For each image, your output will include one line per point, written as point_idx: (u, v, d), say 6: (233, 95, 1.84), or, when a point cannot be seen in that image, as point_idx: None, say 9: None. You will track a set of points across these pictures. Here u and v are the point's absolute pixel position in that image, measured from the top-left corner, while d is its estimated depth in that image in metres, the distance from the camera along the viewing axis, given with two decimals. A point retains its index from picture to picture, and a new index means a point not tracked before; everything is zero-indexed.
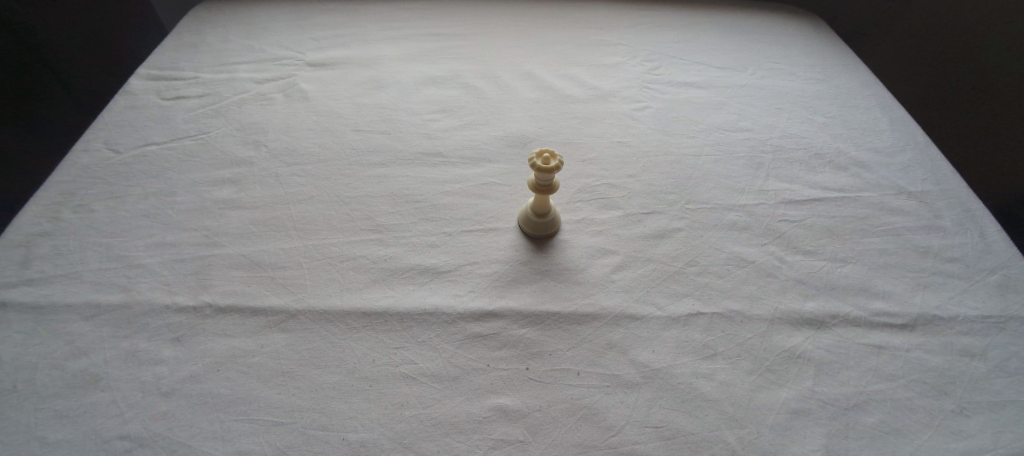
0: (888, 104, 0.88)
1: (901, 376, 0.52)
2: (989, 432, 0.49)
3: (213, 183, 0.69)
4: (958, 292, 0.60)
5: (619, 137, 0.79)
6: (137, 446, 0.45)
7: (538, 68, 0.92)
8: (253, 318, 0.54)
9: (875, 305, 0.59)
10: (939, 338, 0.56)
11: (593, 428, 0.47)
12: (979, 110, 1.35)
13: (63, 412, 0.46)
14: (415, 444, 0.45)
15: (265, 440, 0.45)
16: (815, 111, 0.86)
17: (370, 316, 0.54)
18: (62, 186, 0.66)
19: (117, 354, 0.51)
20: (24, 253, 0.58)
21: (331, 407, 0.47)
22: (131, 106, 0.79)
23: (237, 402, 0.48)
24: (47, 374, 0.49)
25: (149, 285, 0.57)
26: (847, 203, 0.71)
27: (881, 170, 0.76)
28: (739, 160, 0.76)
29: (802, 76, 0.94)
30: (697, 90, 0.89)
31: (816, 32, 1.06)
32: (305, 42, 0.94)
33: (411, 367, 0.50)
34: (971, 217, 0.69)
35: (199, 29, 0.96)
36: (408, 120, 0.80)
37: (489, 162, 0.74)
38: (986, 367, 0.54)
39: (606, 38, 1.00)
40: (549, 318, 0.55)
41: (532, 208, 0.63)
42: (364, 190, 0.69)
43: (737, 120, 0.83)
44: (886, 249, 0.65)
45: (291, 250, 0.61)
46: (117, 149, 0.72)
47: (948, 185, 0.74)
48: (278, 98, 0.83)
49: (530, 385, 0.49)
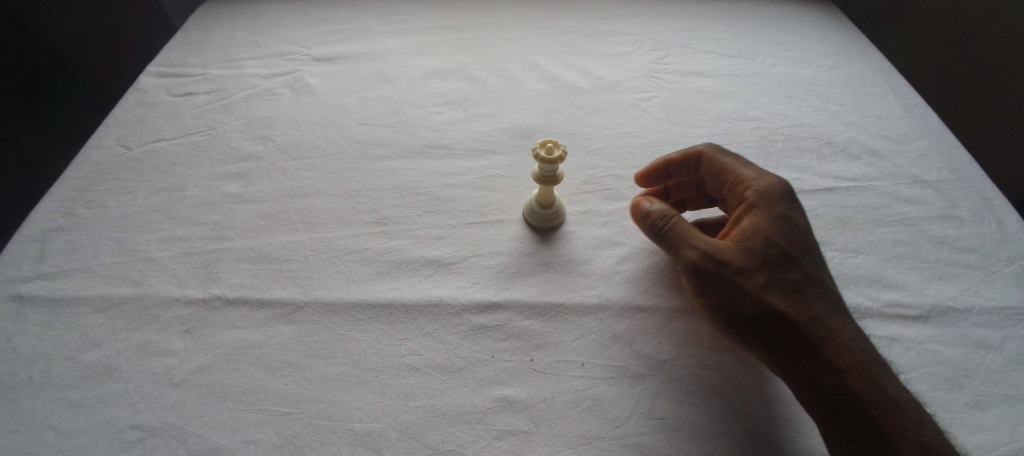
0: (904, 91, 0.86)
1: (914, 369, 0.51)
2: (1004, 425, 0.48)
3: (222, 178, 0.70)
4: (974, 283, 0.59)
5: (626, 127, 0.78)
6: (149, 435, 0.46)
7: (545, 59, 0.91)
8: (261, 310, 0.55)
9: (887, 295, 0.57)
10: (953, 330, 0.55)
11: (598, 420, 0.47)
12: (1004, 110, 1.24)
13: (78, 403, 0.48)
14: (420, 435, 0.46)
15: (274, 430, 0.46)
16: (827, 99, 0.84)
17: (376, 307, 0.55)
18: (74, 182, 0.67)
19: (129, 346, 0.52)
20: (40, 248, 0.59)
21: (339, 398, 0.48)
22: (141, 103, 0.80)
23: (247, 392, 0.49)
24: (62, 364, 0.50)
25: (160, 278, 0.58)
26: (859, 192, 0.69)
27: (894, 159, 0.74)
28: (748, 150, 0.75)
29: (814, 63, 0.92)
30: (706, 80, 0.87)
31: (828, 18, 1.04)
32: (312, 38, 0.94)
33: (416, 359, 0.51)
34: (988, 206, 0.67)
35: (207, 26, 0.97)
36: (414, 113, 0.80)
37: (494, 154, 0.74)
38: (1002, 360, 0.53)
39: (613, 28, 0.98)
40: (554, 310, 0.55)
41: (537, 199, 0.63)
42: (370, 184, 0.69)
43: (747, 109, 0.82)
44: (900, 239, 0.64)
45: (298, 243, 0.61)
46: (128, 145, 0.73)
47: (965, 173, 0.72)
48: (284, 93, 0.83)
49: (535, 376, 0.50)
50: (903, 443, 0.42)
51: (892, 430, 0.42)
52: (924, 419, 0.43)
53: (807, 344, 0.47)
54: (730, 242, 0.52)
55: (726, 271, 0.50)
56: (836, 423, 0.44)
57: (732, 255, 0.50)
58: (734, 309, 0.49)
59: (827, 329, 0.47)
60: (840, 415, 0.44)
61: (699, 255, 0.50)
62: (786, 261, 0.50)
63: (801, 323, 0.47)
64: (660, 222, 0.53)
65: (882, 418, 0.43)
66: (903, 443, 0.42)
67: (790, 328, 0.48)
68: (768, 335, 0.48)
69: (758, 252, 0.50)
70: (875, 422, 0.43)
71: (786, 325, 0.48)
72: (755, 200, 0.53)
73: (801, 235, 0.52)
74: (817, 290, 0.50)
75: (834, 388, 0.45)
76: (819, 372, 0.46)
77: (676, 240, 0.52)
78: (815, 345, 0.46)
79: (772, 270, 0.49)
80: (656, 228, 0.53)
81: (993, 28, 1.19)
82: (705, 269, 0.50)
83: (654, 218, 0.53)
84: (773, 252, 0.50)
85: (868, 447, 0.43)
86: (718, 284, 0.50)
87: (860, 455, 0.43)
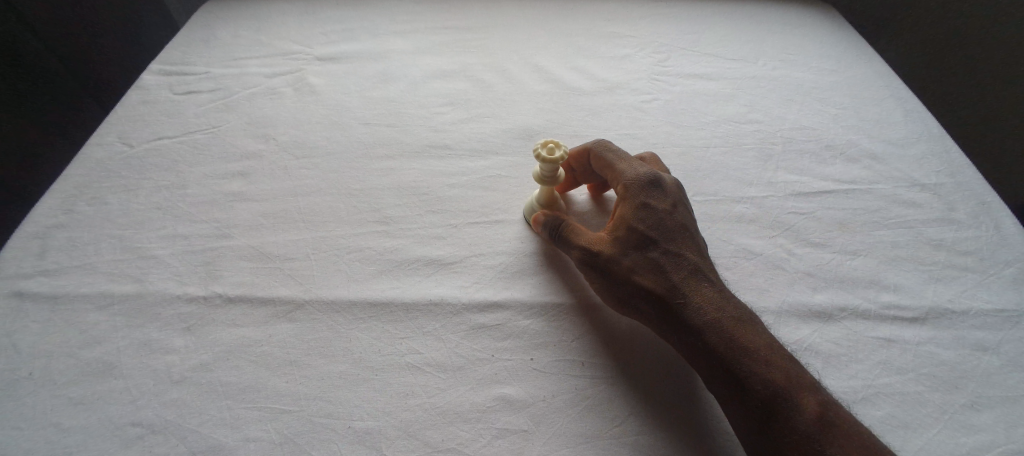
0: (903, 95, 0.87)
1: (911, 370, 0.52)
2: (1001, 426, 0.48)
3: (224, 176, 0.70)
4: (972, 286, 0.59)
5: (627, 129, 0.78)
6: (149, 432, 0.46)
7: (548, 61, 0.92)
8: (261, 308, 0.55)
9: (885, 297, 0.58)
10: (951, 332, 0.55)
11: (597, 420, 0.47)
12: (1007, 110, 1.26)
13: (78, 399, 0.48)
14: (420, 433, 0.46)
15: (274, 428, 0.46)
16: (827, 102, 0.85)
17: (377, 306, 0.55)
18: (76, 180, 0.67)
19: (130, 343, 0.52)
20: (41, 245, 0.60)
21: (339, 396, 0.48)
22: (144, 101, 0.80)
23: (248, 390, 0.49)
24: (62, 361, 0.50)
25: (161, 275, 0.58)
26: (858, 195, 0.70)
27: (893, 162, 0.75)
28: (748, 152, 0.75)
29: (814, 67, 0.92)
30: (707, 82, 0.88)
31: (828, 22, 1.04)
32: (315, 37, 0.95)
33: (416, 358, 0.51)
34: (986, 209, 0.68)
35: (211, 25, 0.97)
36: (416, 112, 0.80)
37: (495, 154, 0.74)
38: (998, 362, 0.53)
39: (614, 30, 0.99)
40: (554, 310, 0.55)
41: (539, 200, 0.63)
42: (372, 183, 0.69)
43: (747, 112, 0.82)
44: (899, 241, 0.64)
45: (299, 242, 0.62)
46: (130, 143, 0.73)
47: (963, 177, 0.72)
48: (287, 92, 0.83)
49: (535, 375, 0.50)
50: (761, 389, 0.45)
51: (750, 380, 0.45)
52: (782, 366, 0.46)
53: (669, 315, 0.50)
54: (603, 233, 0.56)
55: (598, 263, 0.54)
56: (709, 381, 0.47)
57: (604, 247, 0.54)
58: (611, 296, 0.54)
59: (686, 295, 0.50)
60: (706, 373, 0.47)
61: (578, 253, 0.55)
62: (646, 242, 0.53)
63: (661, 296, 0.50)
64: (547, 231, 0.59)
65: (740, 369, 0.46)
66: (757, 387, 0.45)
67: (655, 302, 0.51)
68: (640, 312, 0.52)
69: (624, 238, 0.54)
70: (737, 374, 0.46)
71: (651, 302, 0.51)
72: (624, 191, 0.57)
73: (665, 214, 0.55)
74: (679, 261, 0.52)
75: (698, 352, 0.48)
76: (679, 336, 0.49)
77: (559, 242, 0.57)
78: (677, 313, 0.49)
79: (635, 253, 0.53)
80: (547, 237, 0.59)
81: (985, 29, 1.22)
82: (584, 264, 0.55)
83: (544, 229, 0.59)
84: (634, 236, 0.54)
85: (734, 399, 0.46)
86: (594, 276, 0.55)
87: (730, 405, 0.46)
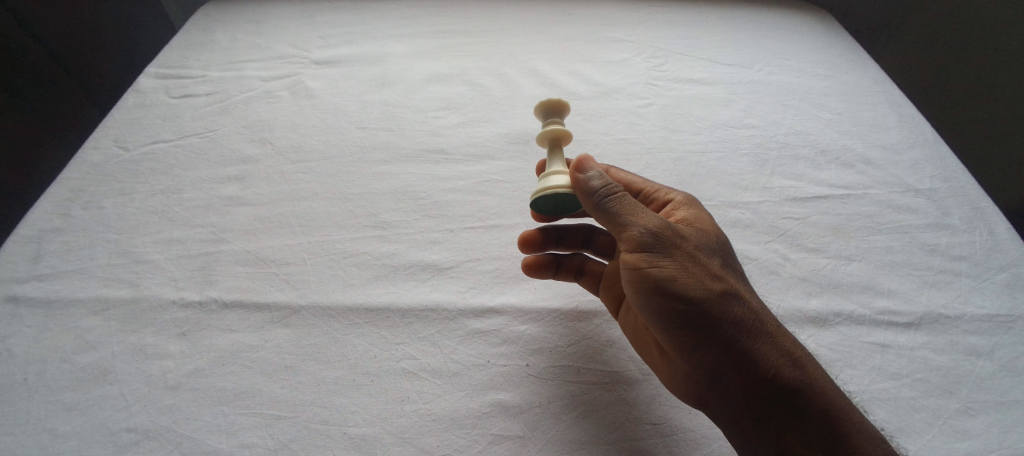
0: (897, 100, 0.87)
1: (905, 376, 0.52)
2: (995, 432, 0.49)
3: (220, 180, 0.70)
4: (966, 291, 0.60)
5: (623, 134, 0.78)
6: (144, 438, 0.46)
7: (544, 65, 0.92)
8: (257, 313, 0.55)
9: (880, 303, 0.58)
10: (945, 337, 0.55)
11: (593, 425, 0.48)
12: (1007, 115, 1.24)
13: (73, 405, 0.48)
14: (415, 439, 0.46)
15: (268, 434, 0.46)
16: (823, 108, 0.85)
17: (373, 311, 0.55)
18: (71, 183, 0.67)
19: (125, 348, 0.52)
20: (36, 249, 0.59)
21: (335, 401, 0.48)
22: (140, 104, 0.80)
23: (243, 395, 0.49)
24: (58, 367, 0.50)
25: (157, 280, 0.58)
26: (853, 200, 0.70)
27: (887, 167, 0.75)
28: (743, 157, 0.76)
29: (810, 72, 0.93)
30: (703, 87, 0.88)
31: (823, 28, 1.05)
32: (312, 41, 0.95)
33: (413, 363, 0.51)
34: (979, 214, 0.68)
35: (208, 28, 0.97)
36: (413, 117, 0.80)
37: (492, 159, 0.74)
38: (992, 367, 0.53)
39: (611, 35, 0.99)
40: (549, 315, 0.55)
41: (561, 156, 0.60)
42: (369, 187, 0.69)
43: (743, 117, 0.83)
44: (893, 246, 0.64)
45: (295, 246, 0.61)
46: (126, 147, 0.73)
47: (958, 182, 0.73)
48: (284, 96, 0.83)
49: (530, 381, 0.50)
50: (855, 437, 0.42)
51: (843, 417, 0.43)
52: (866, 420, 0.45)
53: (762, 330, 0.46)
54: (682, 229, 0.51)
55: (684, 245, 0.47)
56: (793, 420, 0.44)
57: (692, 239, 0.49)
58: (698, 287, 0.45)
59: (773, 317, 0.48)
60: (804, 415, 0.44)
61: (659, 223, 0.47)
62: (729, 253, 0.51)
63: (758, 310, 0.47)
64: (608, 185, 0.48)
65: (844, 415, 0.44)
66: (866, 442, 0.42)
67: (754, 315, 0.47)
68: (731, 315, 0.45)
69: (711, 240, 0.51)
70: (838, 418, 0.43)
71: (746, 307, 0.46)
72: (689, 202, 0.56)
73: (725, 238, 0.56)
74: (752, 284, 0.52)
75: (790, 374, 0.45)
76: (781, 362, 0.45)
77: (636, 210, 0.47)
78: (773, 333, 0.46)
79: (719, 253, 0.50)
80: (599, 190, 0.48)
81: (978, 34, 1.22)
82: (669, 241, 0.46)
83: (602, 181, 0.49)
84: (720, 244, 0.51)
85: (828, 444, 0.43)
86: (680, 257, 0.46)
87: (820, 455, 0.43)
